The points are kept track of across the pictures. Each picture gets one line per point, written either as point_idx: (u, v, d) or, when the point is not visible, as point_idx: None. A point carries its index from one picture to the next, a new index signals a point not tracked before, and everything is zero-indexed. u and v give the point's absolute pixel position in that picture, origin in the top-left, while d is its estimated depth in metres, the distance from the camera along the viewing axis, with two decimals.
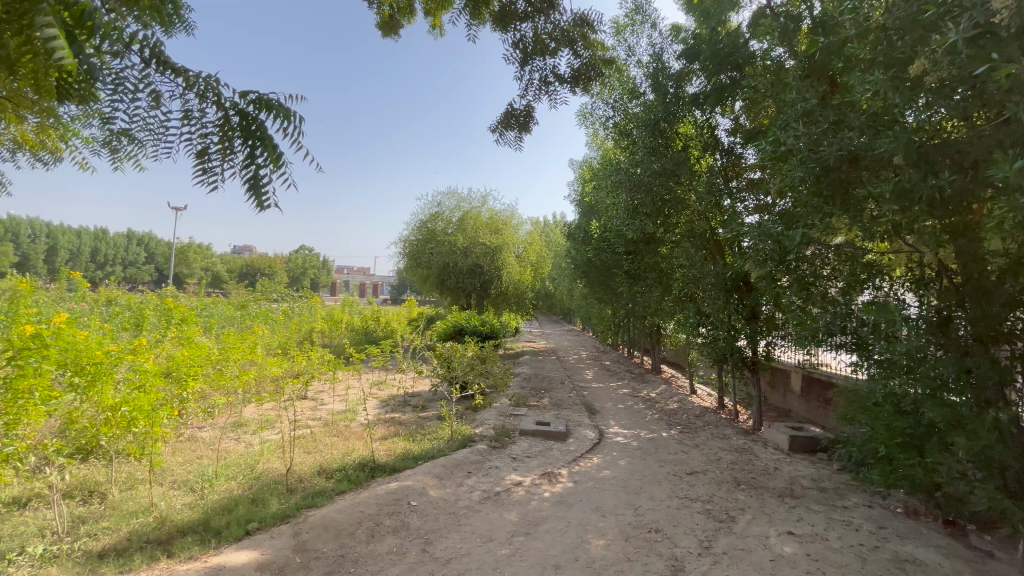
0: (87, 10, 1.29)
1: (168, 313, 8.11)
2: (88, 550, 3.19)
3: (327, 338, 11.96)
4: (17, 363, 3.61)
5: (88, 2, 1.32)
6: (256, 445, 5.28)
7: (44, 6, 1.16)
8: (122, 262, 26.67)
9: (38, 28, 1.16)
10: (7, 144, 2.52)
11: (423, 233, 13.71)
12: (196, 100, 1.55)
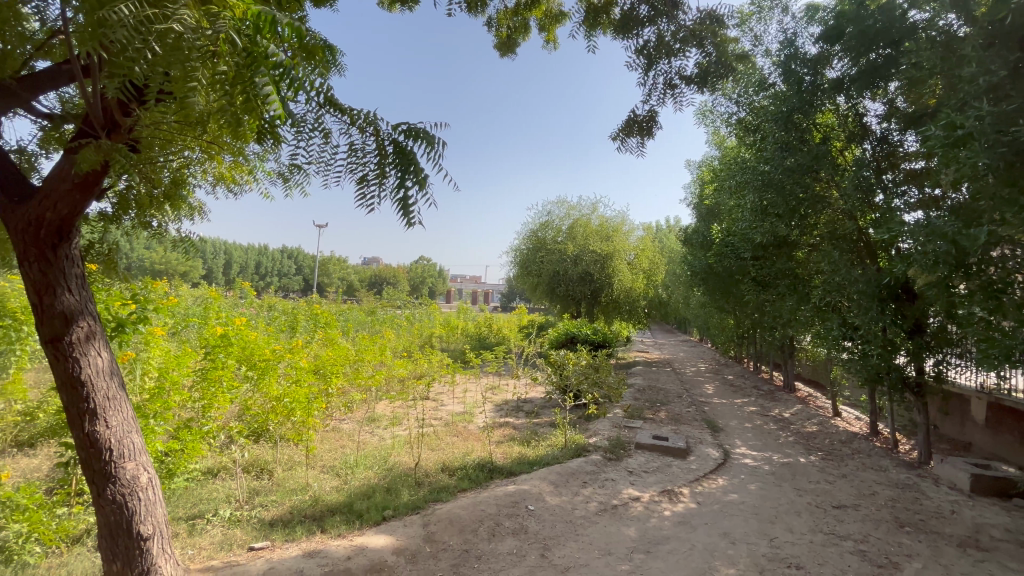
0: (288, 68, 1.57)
1: (316, 317, 9.32)
2: (261, 518, 3.77)
3: (445, 343, 12.72)
4: (212, 358, 4.43)
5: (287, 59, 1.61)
6: (388, 439, 5.80)
7: (261, 71, 1.48)
8: (278, 273, 31.22)
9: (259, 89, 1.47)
10: (211, 177, 3.12)
11: (533, 242, 14.02)
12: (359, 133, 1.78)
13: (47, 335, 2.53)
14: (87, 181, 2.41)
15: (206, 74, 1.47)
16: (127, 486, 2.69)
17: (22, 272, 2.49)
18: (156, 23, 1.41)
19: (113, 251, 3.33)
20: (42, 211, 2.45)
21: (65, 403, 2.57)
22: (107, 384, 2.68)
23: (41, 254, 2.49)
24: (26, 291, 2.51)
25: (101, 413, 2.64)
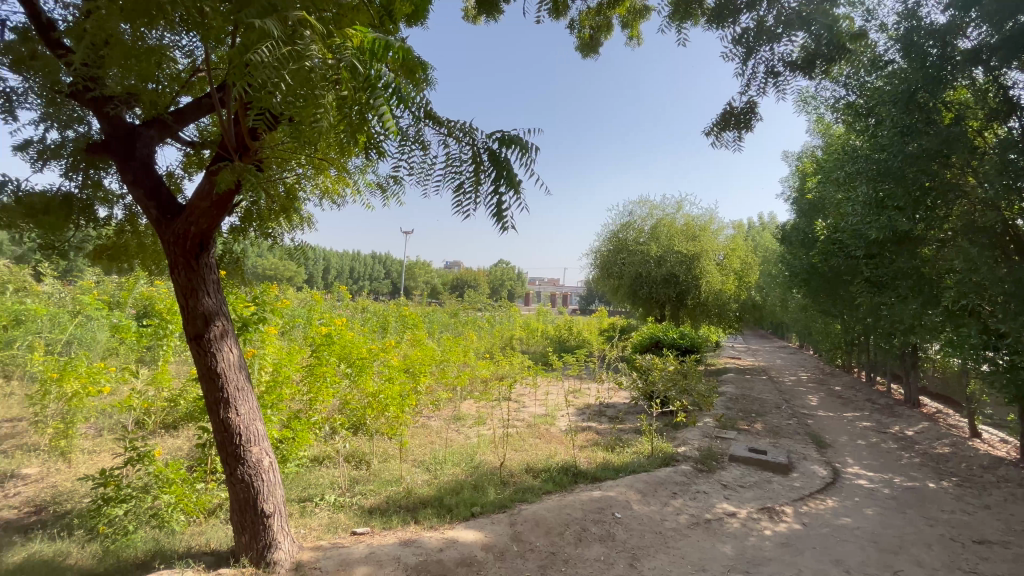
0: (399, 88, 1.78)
1: (405, 319, 9.86)
2: (361, 505, 4.06)
3: (526, 345, 12.86)
4: (318, 355, 4.87)
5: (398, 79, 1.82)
6: (473, 437, 5.98)
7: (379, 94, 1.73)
8: (370, 278, 33.46)
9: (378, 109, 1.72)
10: (320, 189, 3.44)
11: (614, 243, 13.72)
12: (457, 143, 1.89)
13: (192, 332, 2.93)
14: (223, 199, 2.78)
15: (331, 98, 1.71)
16: (254, 468, 3.02)
17: (174, 279, 2.90)
18: (291, 59, 1.69)
19: (241, 259, 3.80)
20: (188, 226, 2.84)
21: (205, 392, 2.97)
22: (237, 377, 3.04)
23: (187, 263, 2.89)
24: (176, 294, 2.93)
25: (232, 401, 3.00)
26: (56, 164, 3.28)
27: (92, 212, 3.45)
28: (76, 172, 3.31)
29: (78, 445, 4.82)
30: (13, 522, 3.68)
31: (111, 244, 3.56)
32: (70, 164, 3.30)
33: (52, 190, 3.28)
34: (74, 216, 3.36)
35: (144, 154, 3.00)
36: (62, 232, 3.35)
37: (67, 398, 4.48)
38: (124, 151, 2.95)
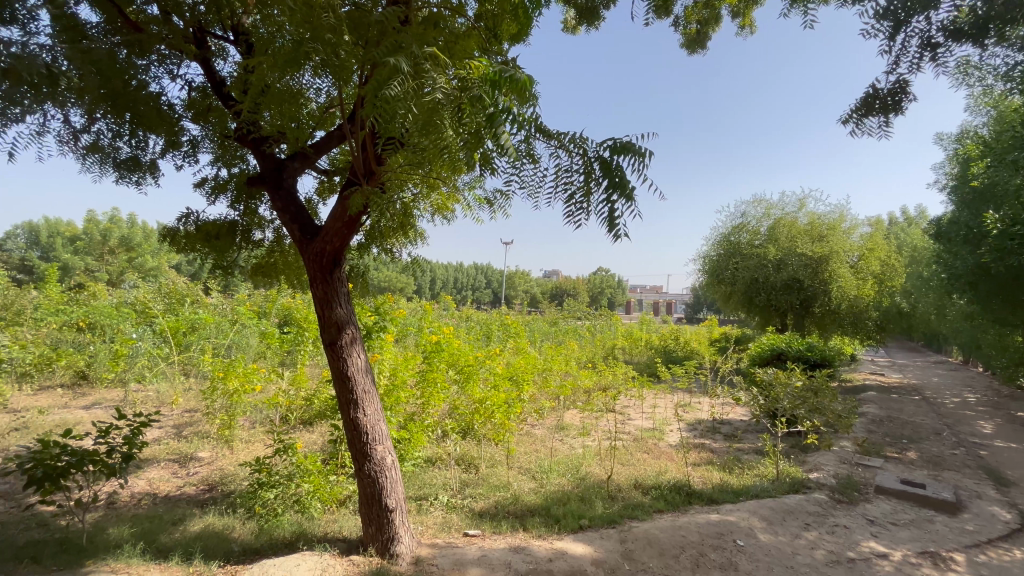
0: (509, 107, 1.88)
1: (507, 328, 10.10)
2: (472, 508, 4.21)
3: (629, 355, 12.43)
4: (430, 362, 5.16)
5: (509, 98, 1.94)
6: (578, 448, 5.90)
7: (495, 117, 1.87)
8: (472, 288, 34.84)
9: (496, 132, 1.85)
10: (432, 205, 3.72)
11: (725, 247, 12.84)
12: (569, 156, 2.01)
13: (328, 339, 3.28)
14: (352, 219, 3.09)
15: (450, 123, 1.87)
16: (379, 464, 3.29)
17: (313, 291, 3.28)
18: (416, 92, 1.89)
19: (366, 273, 4.20)
20: (324, 245, 3.20)
21: (339, 393, 3.30)
22: (364, 380, 3.33)
23: (324, 278, 3.24)
24: (315, 305, 3.31)
25: (361, 403, 3.30)
26: (225, 197, 3.92)
27: (250, 236, 4.05)
28: (239, 202, 3.93)
29: (238, 435, 5.62)
30: (193, 497, 4.40)
31: (263, 263, 4.15)
32: (235, 196, 3.93)
33: (222, 219, 3.92)
34: (236, 239, 3.97)
35: (289, 184, 3.46)
36: (228, 254, 3.98)
37: (230, 394, 5.26)
38: (274, 182, 3.43)
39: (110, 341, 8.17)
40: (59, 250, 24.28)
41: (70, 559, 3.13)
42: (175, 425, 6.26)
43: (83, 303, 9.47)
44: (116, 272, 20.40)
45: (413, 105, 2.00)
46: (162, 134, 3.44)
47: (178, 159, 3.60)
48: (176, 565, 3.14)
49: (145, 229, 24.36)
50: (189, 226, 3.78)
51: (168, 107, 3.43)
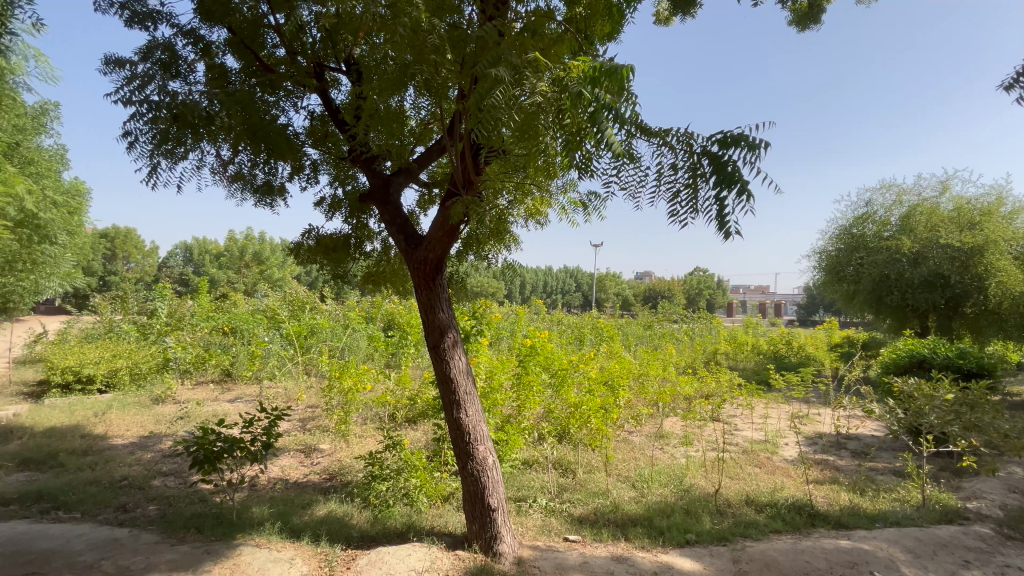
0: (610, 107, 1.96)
1: (600, 332, 9.93)
2: (571, 513, 4.19)
3: (733, 361, 11.57)
4: (525, 365, 5.24)
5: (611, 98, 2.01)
6: (680, 458, 5.60)
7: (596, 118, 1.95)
8: (562, 292, 34.72)
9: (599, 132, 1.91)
10: (525, 211, 3.81)
11: (846, 240, 11.51)
12: (674, 153, 2.09)
13: (432, 342, 3.46)
14: (452, 227, 3.25)
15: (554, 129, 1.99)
16: (480, 464, 3.40)
17: (417, 297, 3.48)
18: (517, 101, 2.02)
19: (464, 280, 4.37)
20: (427, 253, 3.38)
21: (442, 394, 3.46)
22: (465, 382, 3.47)
23: (427, 284, 3.43)
24: (419, 310, 3.50)
25: (463, 404, 3.43)
26: (340, 213, 4.33)
27: (362, 247, 4.43)
28: (352, 217, 4.31)
29: (352, 430, 6.14)
30: (318, 485, 4.87)
31: (373, 271, 4.49)
32: (348, 212, 4.32)
33: (338, 233, 4.32)
34: (350, 250, 4.35)
35: (395, 198, 3.72)
36: (343, 264, 4.38)
37: (346, 392, 5.76)
38: (382, 197, 3.70)
39: (247, 343, 9.37)
40: (207, 265, 28.43)
41: (224, 531, 3.63)
42: (301, 419, 6.99)
43: (227, 310, 10.98)
44: (250, 284, 23.35)
45: (516, 112, 2.11)
46: (289, 161, 3.89)
47: (302, 181, 4.04)
48: (306, 545, 3.51)
49: (272, 245, 27.65)
50: (311, 240, 4.22)
51: (294, 135, 3.85)
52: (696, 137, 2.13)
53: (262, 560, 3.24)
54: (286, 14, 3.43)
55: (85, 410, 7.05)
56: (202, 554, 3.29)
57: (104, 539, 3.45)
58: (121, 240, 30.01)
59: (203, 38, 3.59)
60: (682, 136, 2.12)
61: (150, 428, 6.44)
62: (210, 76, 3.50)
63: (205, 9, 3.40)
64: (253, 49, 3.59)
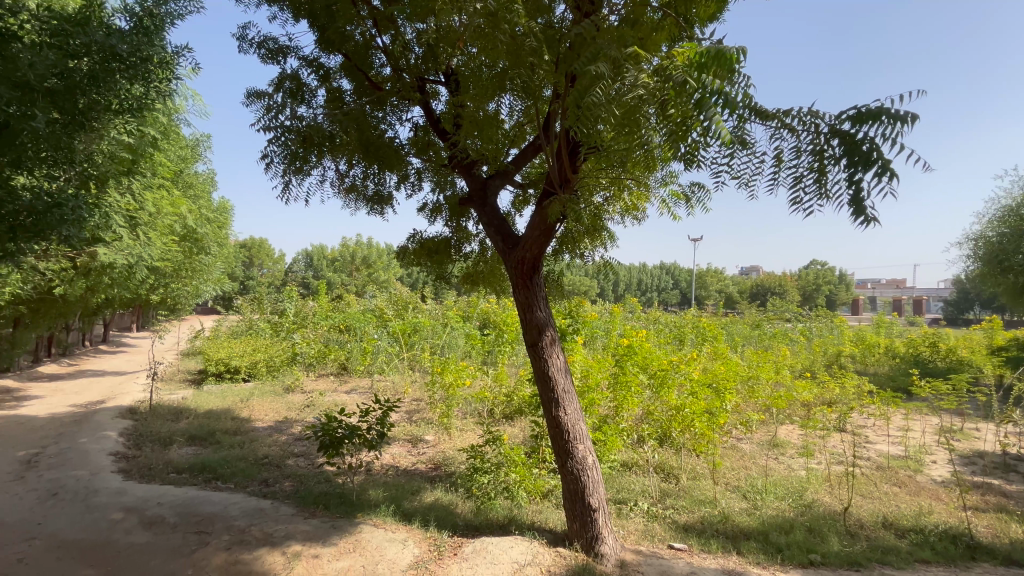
0: (719, 92, 1.87)
1: (703, 331, 9.36)
2: (675, 519, 4.01)
3: (862, 365, 10.25)
4: (623, 365, 5.12)
5: (720, 82, 1.92)
6: (799, 470, 5.10)
7: (708, 106, 1.87)
8: (658, 289, 33.29)
9: (712, 119, 1.84)
10: (620, 207, 3.75)
11: (1011, 224, 9.64)
12: (796, 134, 1.92)
13: (530, 340, 3.52)
14: (548, 226, 3.27)
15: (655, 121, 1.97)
16: (580, 463, 3.39)
17: (515, 296, 3.55)
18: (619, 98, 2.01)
19: (560, 278, 4.38)
20: (524, 253, 3.44)
21: (541, 392, 3.50)
22: (563, 380, 3.48)
23: (525, 284, 3.49)
24: (517, 309, 3.57)
25: (561, 402, 3.45)
26: (440, 217, 4.57)
27: (461, 249, 4.64)
28: (452, 221, 4.53)
29: (454, 423, 6.44)
30: (425, 474, 5.18)
31: (471, 271, 4.67)
32: (449, 216, 4.55)
33: (439, 236, 4.56)
34: (450, 252, 4.58)
35: (492, 200, 3.83)
36: (445, 266, 4.63)
37: (447, 387, 6.05)
38: (480, 200, 3.83)
39: (360, 340, 10.25)
40: (325, 269, 31.62)
41: (347, 510, 4.02)
42: (407, 411, 7.49)
43: (343, 309, 12.11)
44: (360, 285, 25.49)
45: (617, 107, 2.09)
46: (396, 171, 4.18)
47: (407, 189, 4.32)
48: (417, 529, 3.75)
49: (378, 249, 29.97)
50: (416, 243, 4.51)
51: (400, 147, 4.13)
52: (822, 115, 1.95)
53: (379, 539, 3.54)
54: (392, 35, 3.71)
55: (234, 396, 8.21)
56: (329, 528, 3.68)
57: (253, 508, 4.00)
58: (257, 249, 34.53)
59: (323, 65, 4.01)
60: (805, 115, 1.94)
61: (283, 414, 7.33)
62: (330, 99, 3.89)
63: (325, 39, 3.78)
64: (363, 70, 3.93)
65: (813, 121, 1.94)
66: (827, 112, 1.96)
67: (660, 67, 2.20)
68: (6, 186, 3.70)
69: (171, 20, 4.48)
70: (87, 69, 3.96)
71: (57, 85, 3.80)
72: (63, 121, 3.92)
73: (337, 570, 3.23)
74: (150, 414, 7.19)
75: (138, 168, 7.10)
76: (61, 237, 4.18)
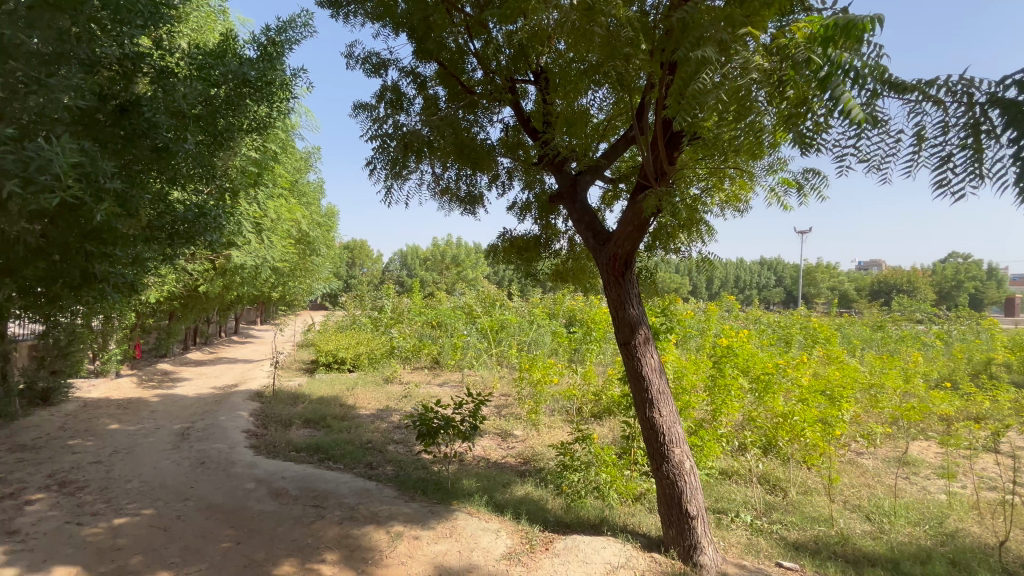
0: (838, 67, 1.70)
1: (813, 332, 8.51)
2: (784, 536, 3.69)
3: (1019, 375, 8.69)
4: (720, 367, 4.80)
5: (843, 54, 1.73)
6: (936, 494, 4.46)
7: (830, 83, 1.70)
8: (758, 286, 30.80)
9: (835, 98, 1.67)
10: (720, 198, 3.54)
11: None
12: (942, 108, 1.67)
13: (622, 339, 3.43)
14: (642, 220, 3.16)
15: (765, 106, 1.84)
16: (677, 468, 3.26)
17: (607, 293, 3.48)
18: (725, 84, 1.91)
19: (654, 275, 4.22)
20: (616, 249, 3.35)
21: (634, 392, 3.40)
22: (658, 380, 3.36)
23: (617, 280, 3.40)
24: (609, 307, 3.50)
25: (656, 403, 3.33)
26: (530, 215, 4.62)
27: (550, 246, 4.65)
28: (541, 218, 4.56)
29: (542, 419, 6.50)
30: (514, 468, 5.28)
31: (560, 268, 4.66)
32: (538, 213, 4.58)
33: (528, 234, 4.61)
34: (539, 249, 4.61)
35: (582, 196, 3.79)
36: (534, 263, 4.67)
37: (535, 384, 6.10)
38: (570, 197, 3.81)
39: (451, 336, 10.71)
40: (418, 269, 33.44)
41: (443, 497, 4.23)
42: (496, 405, 7.69)
43: (435, 306, 12.74)
44: (450, 283, 26.59)
45: (724, 92, 1.97)
46: (487, 171, 4.30)
47: (498, 188, 4.42)
48: (510, 521, 3.84)
49: (466, 248, 31.08)
50: (506, 241, 4.59)
51: (491, 147, 4.24)
52: (978, 83, 1.67)
53: (474, 527, 3.67)
54: (484, 39, 3.82)
55: (341, 385, 8.98)
56: (427, 513, 3.89)
57: (360, 488, 4.34)
58: (357, 250, 37.49)
59: (420, 75, 4.23)
60: (956, 85, 1.68)
61: (384, 403, 7.88)
62: (425, 106, 4.10)
63: (422, 49, 3.99)
64: (456, 75, 4.09)
65: (965, 91, 1.67)
66: (985, 79, 1.67)
67: (772, 45, 2.04)
68: (166, 200, 4.36)
69: (289, 46, 4.99)
70: (224, 95, 4.54)
71: (202, 111, 4.40)
72: (206, 141, 4.53)
73: (435, 552, 3.41)
74: (273, 398, 8.11)
75: (262, 180, 8.04)
76: (205, 242, 4.84)
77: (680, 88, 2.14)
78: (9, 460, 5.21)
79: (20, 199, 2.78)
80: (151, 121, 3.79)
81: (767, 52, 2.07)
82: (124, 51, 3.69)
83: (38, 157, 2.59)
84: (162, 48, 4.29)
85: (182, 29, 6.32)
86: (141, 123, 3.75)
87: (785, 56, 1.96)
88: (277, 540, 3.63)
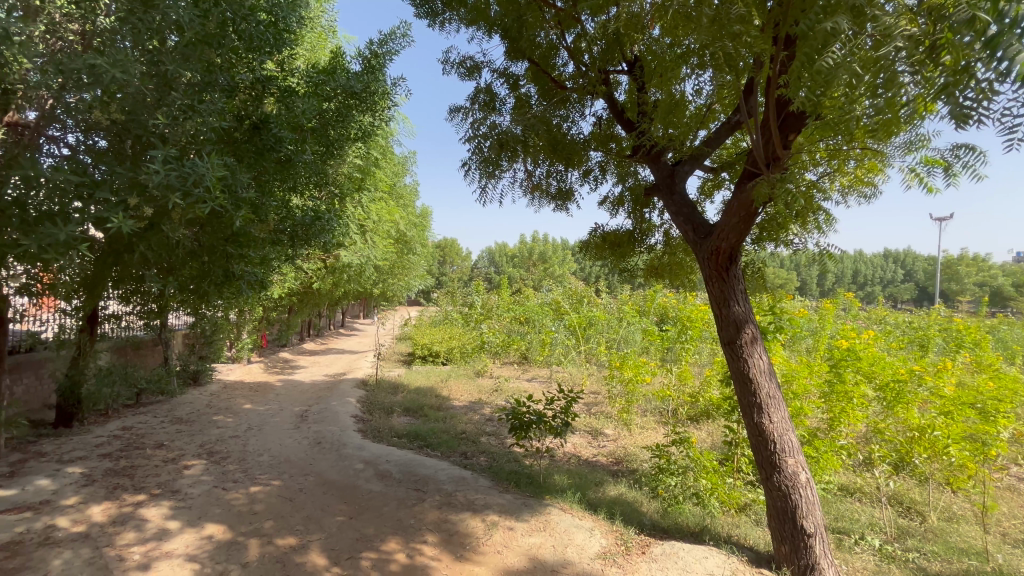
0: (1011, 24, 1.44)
1: (956, 334, 7.33)
2: (923, 566, 3.22)
3: None
4: (839, 372, 4.29)
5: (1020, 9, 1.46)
6: None
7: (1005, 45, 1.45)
8: (882, 282, 27.18)
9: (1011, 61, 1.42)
10: (842, 183, 3.20)
11: None
12: None
13: (726, 338, 3.22)
14: (750, 211, 2.92)
15: (909, 78, 1.63)
16: (790, 480, 2.99)
17: (708, 290, 3.28)
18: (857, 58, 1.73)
19: (761, 270, 3.92)
20: (719, 243, 3.14)
21: (740, 396, 3.18)
22: (767, 384, 3.11)
23: (720, 276, 3.18)
24: (711, 304, 3.30)
25: (765, 408, 3.09)
26: (623, 209, 4.51)
27: (644, 241, 4.50)
28: (635, 213, 4.43)
29: (634, 419, 6.31)
30: (606, 467, 5.19)
31: (656, 264, 4.49)
32: (631, 207, 4.46)
33: (621, 229, 4.49)
34: (633, 245, 4.48)
35: (681, 188, 3.60)
36: (628, 259, 4.54)
37: (627, 383, 5.94)
38: (668, 189, 3.63)
39: (539, 332, 10.80)
40: (505, 266, 34.09)
41: (535, 491, 4.28)
42: (586, 403, 7.61)
43: (523, 302, 12.93)
44: (537, 280, 26.79)
45: (856, 65, 1.79)
46: (578, 166, 4.27)
47: (590, 183, 4.36)
48: (604, 520, 3.78)
49: (553, 245, 31.09)
50: (598, 237, 4.51)
51: (583, 141, 4.19)
52: None
53: (568, 523, 3.68)
54: (576, 32, 3.78)
55: (436, 377, 9.45)
56: (521, 505, 3.96)
57: (457, 476, 4.54)
58: (449, 248, 39.17)
59: (512, 74, 4.29)
60: None
61: (476, 396, 8.17)
62: (517, 105, 4.16)
63: (514, 48, 4.04)
64: (548, 71, 4.10)
65: None
66: None
67: (920, 6, 1.78)
68: (288, 206, 4.89)
69: (389, 57, 5.33)
70: (335, 108, 4.97)
71: (317, 124, 4.86)
72: (321, 152, 5.00)
73: (530, 544, 3.46)
74: (376, 387, 8.75)
75: (366, 185, 8.69)
76: (320, 243, 5.34)
77: (803, 64, 1.97)
78: (171, 430, 6.18)
79: (181, 209, 3.28)
80: (277, 136, 4.30)
81: (913, 14, 1.83)
82: (255, 76, 4.22)
83: (193, 172, 3.03)
84: (284, 70, 4.81)
85: (299, 51, 7.00)
86: (269, 138, 4.27)
87: (939, 17, 1.70)
88: (384, 518, 3.92)
